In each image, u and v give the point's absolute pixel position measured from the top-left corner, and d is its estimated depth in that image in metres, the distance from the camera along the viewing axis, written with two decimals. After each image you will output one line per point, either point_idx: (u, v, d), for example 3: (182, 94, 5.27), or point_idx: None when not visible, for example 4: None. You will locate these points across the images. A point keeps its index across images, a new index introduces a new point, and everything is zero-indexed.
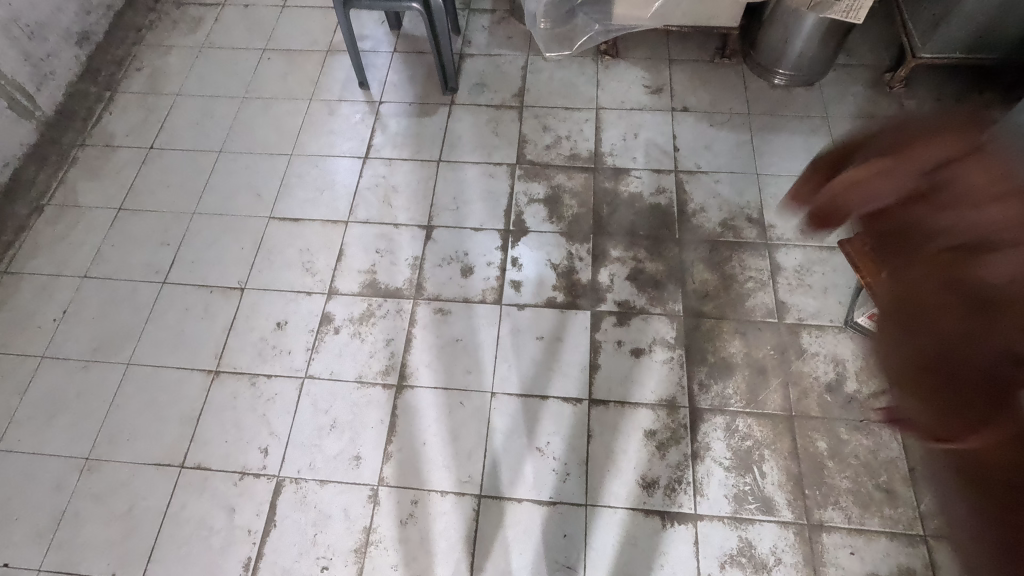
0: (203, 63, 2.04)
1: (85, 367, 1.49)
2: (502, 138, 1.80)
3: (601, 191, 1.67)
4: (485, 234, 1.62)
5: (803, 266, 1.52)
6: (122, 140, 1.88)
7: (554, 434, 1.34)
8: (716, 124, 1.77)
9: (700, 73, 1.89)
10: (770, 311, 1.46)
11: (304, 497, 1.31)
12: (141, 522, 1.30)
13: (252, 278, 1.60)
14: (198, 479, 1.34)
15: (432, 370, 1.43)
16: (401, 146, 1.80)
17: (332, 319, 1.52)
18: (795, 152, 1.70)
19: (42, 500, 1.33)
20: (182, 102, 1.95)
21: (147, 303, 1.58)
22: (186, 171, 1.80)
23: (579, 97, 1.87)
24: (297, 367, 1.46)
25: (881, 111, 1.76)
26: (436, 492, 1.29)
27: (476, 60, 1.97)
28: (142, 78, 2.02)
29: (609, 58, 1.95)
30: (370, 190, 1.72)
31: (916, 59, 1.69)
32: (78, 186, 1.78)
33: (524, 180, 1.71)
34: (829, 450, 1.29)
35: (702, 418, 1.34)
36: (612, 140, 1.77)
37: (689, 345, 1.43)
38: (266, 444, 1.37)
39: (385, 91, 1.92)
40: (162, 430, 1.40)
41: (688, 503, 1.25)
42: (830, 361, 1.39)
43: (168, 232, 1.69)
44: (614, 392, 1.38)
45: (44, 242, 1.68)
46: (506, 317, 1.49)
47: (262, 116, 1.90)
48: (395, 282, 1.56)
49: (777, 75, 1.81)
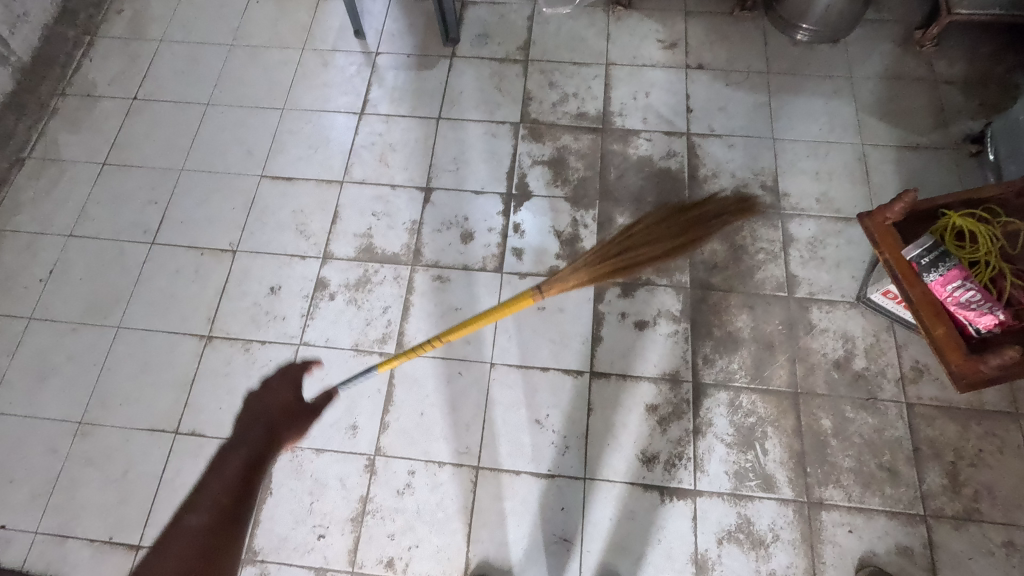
0: (187, 6, 1.91)
1: (74, 330, 1.45)
2: (506, 95, 1.70)
3: (609, 154, 1.59)
4: (487, 198, 1.55)
5: (817, 237, 1.46)
6: (105, 89, 1.77)
7: (554, 407, 1.31)
8: (733, 83, 1.67)
9: (718, 27, 1.77)
10: (780, 284, 1.41)
11: (300, 465, 1.29)
12: (136, 487, 1.30)
13: (244, 240, 1.54)
14: (193, 446, 1.32)
15: (430, 340, 1.40)
16: (399, 101, 1.70)
17: (327, 284, 1.47)
18: (814, 115, 1.61)
19: (36, 464, 1.32)
20: (166, 49, 1.84)
21: (136, 265, 1.52)
22: (173, 125, 1.71)
23: (589, 52, 1.75)
24: (292, 333, 1.42)
25: (909, 71, 1.66)
26: (434, 463, 1.28)
27: (479, 8, 1.85)
28: (123, 21, 1.89)
29: (621, 9, 1.82)
30: (366, 148, 1.64)
31: (951, 16, 1.57)
32: (60, 139, 1.70)
33: (528, 141, 1.62)
34: (833, 429, 1.27)
35: (706, 393, 1.31)
36: (621, 99, 1.67)
37: (695, 318, 1.38)
38: (261, 412, 1.34)
39: (382, 41, 1.81)
40: (156, 395, 1.38)
41: (688, 478, 1.24)
42: (839, 337, 1.35)
43: (156, 190, 1.62)
44: (616, 365, 1.34)
45: (27, 198, 1.61)
46: (507, 286, 1.44)
47: (252, 65, 1.80)
48: (392, 247, 1.51)
49: (801, 31, 1.70)
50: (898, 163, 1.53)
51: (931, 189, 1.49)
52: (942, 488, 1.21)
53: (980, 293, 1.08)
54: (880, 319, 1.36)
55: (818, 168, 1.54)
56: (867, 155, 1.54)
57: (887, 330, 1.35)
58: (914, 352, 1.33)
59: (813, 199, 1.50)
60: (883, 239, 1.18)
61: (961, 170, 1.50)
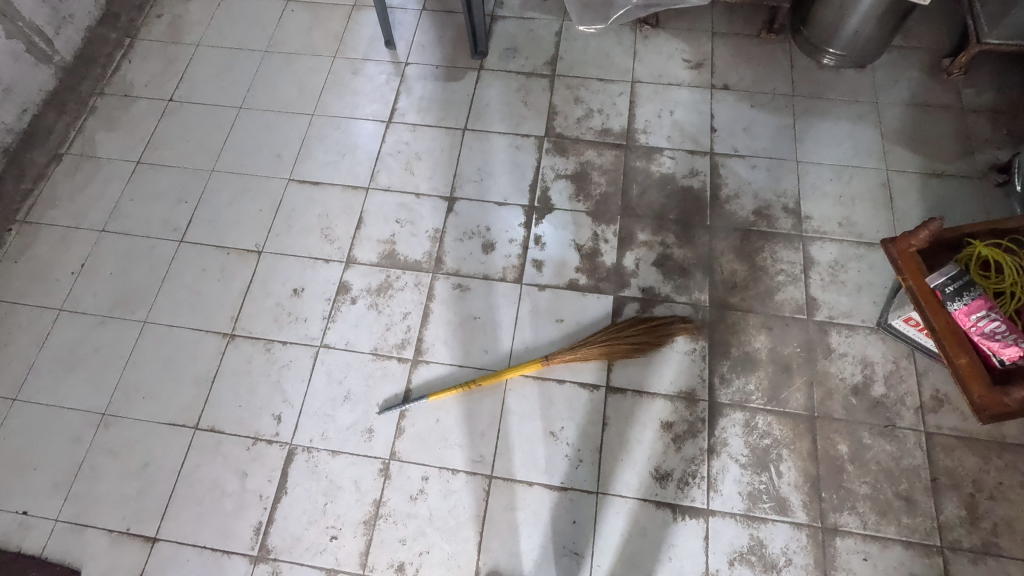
0: (224, 12, 1.97)
1: (102, 323, 1.49)
2: (531, 109, 1.72)
3: (632, 171, 1.60)
4: (509, 209, 1.57)
5: (838, 261, 1.46)
6: (142, 90, 1.83)
7: (568, 420, 1.32)
8: (758, 104, 1.68)
9: (745, 49, 1.78)
10: (799, 306, 1.41)
11: (315, 466, 1.31)
12: (155, 480, 1.32)
13: (270, 241, 1.57)
14: (211, 442, 1.35)
15: (448, 347, 1.41)
16: (426, 111, 1.73)
17: (349, 288, 1.49)
18: (839, 139, 1.61)
19: (60, 453, 1.35)
20: (202, 53, 1.89)
21: (164, 262, 1.56)
22: (206, 127, 1.75)
23: (615, 69, 1.77)
24: (313, 335, 1.44)
25: (935, 99, 1.66)
26: (448, 470, 1.29)
27: (508, 23, 1.88)
28: (163, 25, 1.95)
29: (648, 28, 1.84)
30: (392, 156, 1.67)
31: (981, 45, 1.56)
32: (97, 137, 1.75)
33: (552, 154, 1.64)
34: (850, 454, 1.26)
35: (722, 412, 1.31)
36: (646, 116, 1.69)
37: (713, 337, 1.38)
38: (280, 411, 1.37)
39: (412, 51, 1.85)
40: (178, 391, 1.40)
41: (701, 497, 1.23)
42: (858, 362, 1.35)
43: (186, 189, 1.66)
44: (633, 381, 1.35)
45: (63, 193, 1.66)
46: (527, 297, 1.46)
47: (285, 72, 1.84)
48: (414, 254, 1.53)
49: (827, 55, 1.70)
50: (922, 190, 1.52)
51: (955, 217, 1.48)
52: (960, 520, 1.19)
53: (1005, 324, 1.07)
54: (900, 346, 1.35)
55: (841, 192, 1.54)
56: (891, 181, 1.54)
57: (907, 358, 1.34)
58: (934, 381, 1.32)
59: (835, 222, 1.50)
60: (908, 267, 1.18)
61: (987, 200, 1.50)
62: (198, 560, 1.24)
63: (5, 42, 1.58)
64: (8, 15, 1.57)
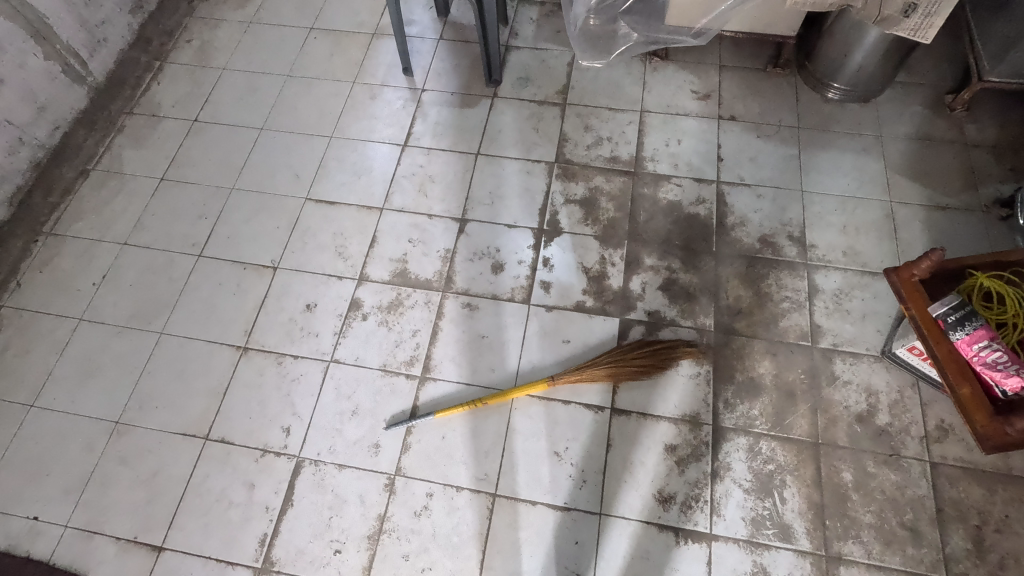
0: (250, 39, 2.06)
1: (120, 333, 1.53)
2: (542, 135, 1.77)
3: (639, 197, 1.64)
4: (519, 232, 1.61)
5: (842, 289, 1.47)
6: (169, 110, 1.90)
7: (573, 440, 1.33)
8: (764, 135, 1.72)
9: (751, 82, 1.84)
10: (803, 333, 1.43)
11: (322, 479, 1.33)
12: (164, 489, 1.34)
13: (285, 258, 1.61)
14: (221, 452, 1.37)
15: (456, 365, 1.44)
16: (441, 136, 1.79)
17: (361, 305, 1.53)
18: (843, 171, 1.65)
19: (73, 459, 1.38)
20: (228, 76, 1.97)
21: (183, 275, 1.60)
22: (228, 147, 1.82)
23: (624, 98, 1.83)
24: (324, 350, 1.47)
25: (939, 133, 1.69)
26: (452, 487, 1.30)
27: (521, 53, 1.95)
28: (191, 50, 2.04)
29: (657, 61, 1.90)
30: (407, 178, 1.72)
31: (983, 83, 1.60)
32: (124, 154, 1.82)
33: (561, 180, 1.69)
34: (854, 482, 1.26)
35: (725, 436, 1.31)
36: (654, 145, 1.73)
37: (717, 362, 1.40)
38: (289, 424, 1.39)
39: (428, 79, 1.91)
40: (191, 401, 1.43)
41: (704, 522, 1.23)
42: (863, 391, 1.35)
43: (207, 206, 1.71)
44: (637, 403, 1.36)
45: (89, 207, 1.72)
46: (534, 317, 1.48)
47: (306, 96, 1.91)
48: (425, 273, 1.56)
49: (832, 89, 1.75)
50: (926, 221, 1.55)
51: (958, 249, 1.50)
52: (967, 553, 1.18)
53: (1007, 355, 1.09)
54: (905, 375, 1.36)
55: (846, 222, 1.56)
56: (895, 212, 1.57)
57: (912, 387, 1.35)
58: (939, 411, 1.32)
59: (840, 251, 1.52)
60: (910, 296, 1.19)
61: (990, 233, 1.52)
62: (202, 571, 1.25)
63: (43, 62, 1.66)
64: (47, 38, 1.66)
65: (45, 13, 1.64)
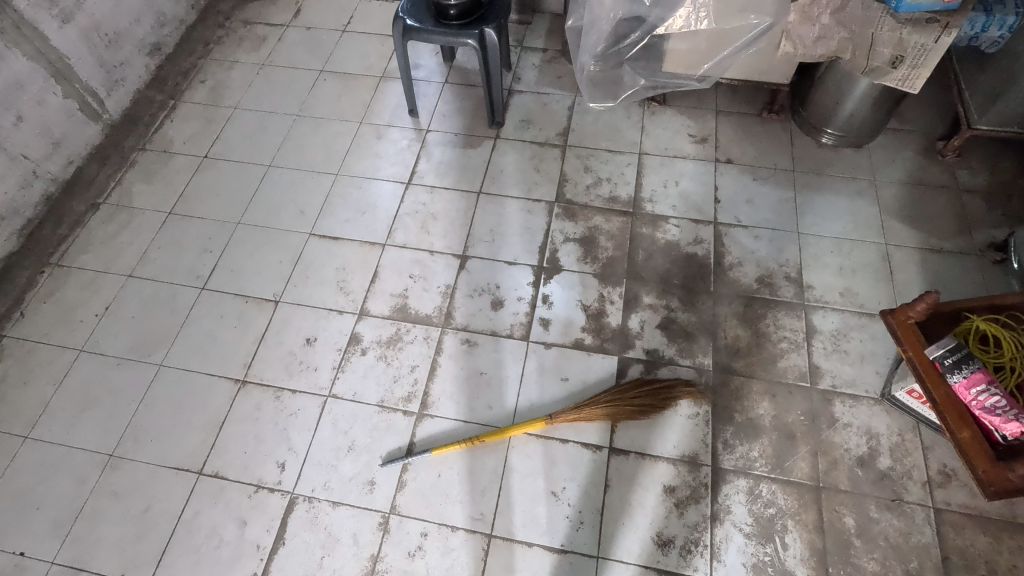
0: (262, 80, 2.13)
1: (119, 364, 1.53)
2: (543, 175, 1.81)
3: (638, 237, 1.67)
4: (519, 269, 1.63)
5: (840, 331, 1.48)
6: (180, 146, 1.96)
7: (570, 480, 1.32)
8: (760, 178, 1.76)
9: (747, 127, 1.89)
10: (802, 374, 1.42)
11: (315, 517, 1.31)
12: (154, 525, 1.32)
13: (287, 292, 1.63)
14: (214, 488, 1.35)
15: (454, 402, 1.43)
16: (444, 175, 1.84)
17: (361, 339, 1.54)
18: (839, 213, 1.68)
19: (64, 493, 1.36)
20: (239, 115, 2.04)
21: (185, 307, 1.62)
22: (236, 182, 1.86)
23: (624, 141, 1.88)
24: (322, 385, 1.47)
25: (931, 178, 1.73)
26: (447, 527, 1.28)
27: (524, 97, 2.01)
28: (205, 89, 2.11)
29: (656, 105, 1.96)
30: (410, 216, 1.76)
31: (972, 130, 1.64)
32: (134, 189, 1.86)
33: (561, 219, 1.72)
34: (857, 528, 1.24)
35: (725, 478, 1.30)
36: (652, 186, 1.77)
37: (716, 402, 1.39)
38: (284, 459, 1.38)
39: (433, 120, 1.97)
40: (187, 435, 1.42)
41: (703, 567, 1.21)
42: (863, 433, 1.34)
43: (213, 239, 1.74)
44: (636, 443, 1.35)
45: (97, 239, 1.75)
46: (533, 354, 1.49)
47: (314, 134, 1.97)
48: (425, 309, 1.58)
49: (825, 135, 1.80)
50: (922, 264, 1.57)
51: (954, 292, 1.52)
52: None
53: (1006, 400, 1.09)
54: (905, 418, 1.35)
55: (842, 264, 1.58)
56: (891, 255, 1.59)
57: (913, 431, 1.34)
58: (940, 455, 1.31)
59: (837, 292, 1.54)
60: (907, 338, 1.20)
61: (986, 277, 1.53)
62: None
63: (62, 101, 1.72)
64: (67, 77, 1.72)
65: (67, 54, 1.71)
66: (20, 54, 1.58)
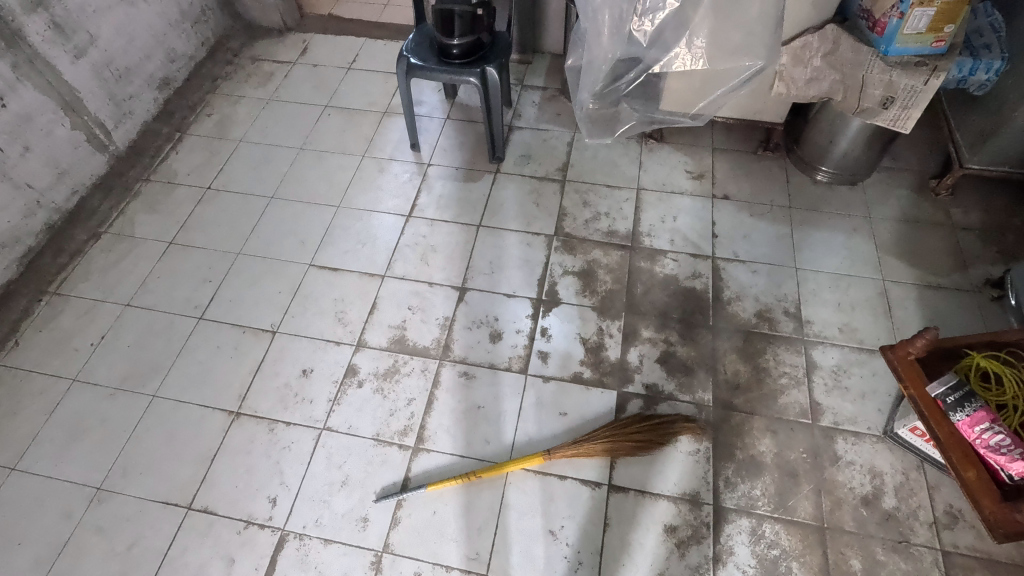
0: (268, 114, 2.18)
1: (112, 395, 1.51)
2: (543, 209, 1.83)
3: (636, 271, 1.67)
4: (518, 301, 1.63)
5: (840, 366, 1.47)
6: (184, 177, 1.98)
7: (569, 518, 1.28)
8: (756, 214, 1.78)
9: (743, 164, 1.92)
10: (804, 411, 1.41)
11: (305, 555, 1.27)
12: (139, 561, 1.28)
13: (285, 322, 1.62)
14: (203, 523, 1.32)
15: (450, 436, 1.41)
16: (444, 208, 1.85)
17: (358, 371, 1.52)
18: (835, 249, 1.69)
19: (48, 528, 1.32)
20: (243, 147, 2.07)
21: (182, 337, 1.61)
22: (238, 213, 1.88)
23: (622, 176, 1.91)
24: (317, 418, 1.45)
25: (926, 216, 1.75)
26: (441, 566, 1.24)
27: (524, 133, 2.05)
28: (211, 122, 2.15)
29: (653, 142, 1.99)
30: (410, 248, 1.77)
31: (963, 169, 1.69)
32: (136, 218, 1.87)
33: (560, 252, 1.73)
34: (863, 571, 1.20)
35: (726, 518, 1.27)
36: (651, 221, 1.79)
37: (717, 438, 1.37)
38: (275, 494, 1.35)
39: (435, 154, 2.01)
40: (177, 469, 1.39)
41: None
42: (867, 472, 1.32)
43: (213, 269, 1.75)
44: (636, 480, 1.32)
45: (96, 268, 1.75)
46: (531, 387, 1.47)
47: (317, 167, 2.00)
48: (423, 340, 1.57)
49: (820, 172, 1.83)
50: (920, 301, 1.57)
51: (954, 329, 1.52)
52: None
53: (1010, 438, 1.07)
54: (909, 457, 1.33)
55: (840, 299, 1.59)
56: (889, 291, 1.59)
57: (917, 469, 1.32)
58: (946, 496, 1.28)
59: (836, 328, 1.54)
60: (908, 374, 1.19)
61: (984, 314, 1.53)
62: None
63: (70, 132, 1.76)
64: (76, 110, 1.77)
65: (77, 87, 1.76)
66: (31, 87, 1.62)
